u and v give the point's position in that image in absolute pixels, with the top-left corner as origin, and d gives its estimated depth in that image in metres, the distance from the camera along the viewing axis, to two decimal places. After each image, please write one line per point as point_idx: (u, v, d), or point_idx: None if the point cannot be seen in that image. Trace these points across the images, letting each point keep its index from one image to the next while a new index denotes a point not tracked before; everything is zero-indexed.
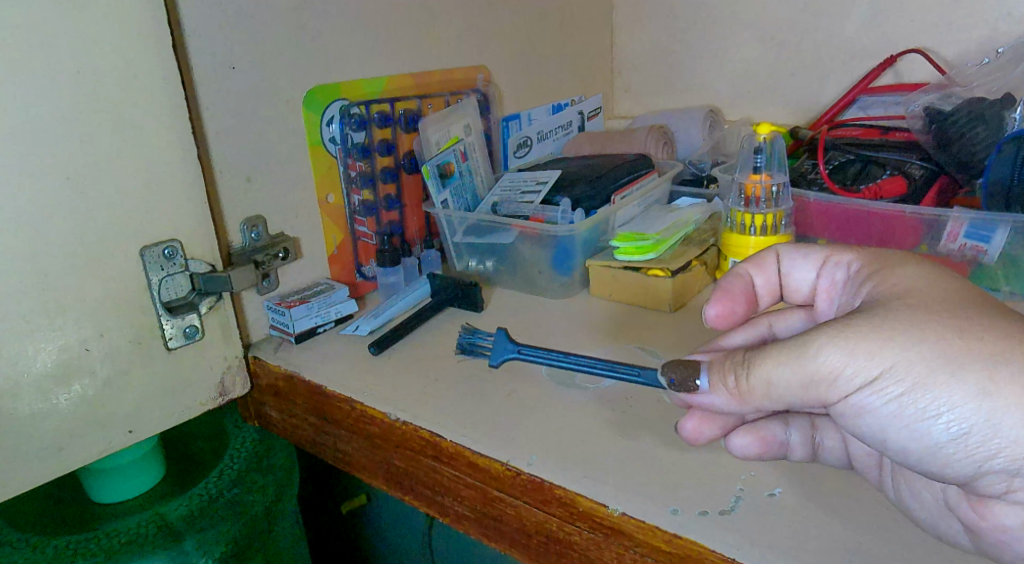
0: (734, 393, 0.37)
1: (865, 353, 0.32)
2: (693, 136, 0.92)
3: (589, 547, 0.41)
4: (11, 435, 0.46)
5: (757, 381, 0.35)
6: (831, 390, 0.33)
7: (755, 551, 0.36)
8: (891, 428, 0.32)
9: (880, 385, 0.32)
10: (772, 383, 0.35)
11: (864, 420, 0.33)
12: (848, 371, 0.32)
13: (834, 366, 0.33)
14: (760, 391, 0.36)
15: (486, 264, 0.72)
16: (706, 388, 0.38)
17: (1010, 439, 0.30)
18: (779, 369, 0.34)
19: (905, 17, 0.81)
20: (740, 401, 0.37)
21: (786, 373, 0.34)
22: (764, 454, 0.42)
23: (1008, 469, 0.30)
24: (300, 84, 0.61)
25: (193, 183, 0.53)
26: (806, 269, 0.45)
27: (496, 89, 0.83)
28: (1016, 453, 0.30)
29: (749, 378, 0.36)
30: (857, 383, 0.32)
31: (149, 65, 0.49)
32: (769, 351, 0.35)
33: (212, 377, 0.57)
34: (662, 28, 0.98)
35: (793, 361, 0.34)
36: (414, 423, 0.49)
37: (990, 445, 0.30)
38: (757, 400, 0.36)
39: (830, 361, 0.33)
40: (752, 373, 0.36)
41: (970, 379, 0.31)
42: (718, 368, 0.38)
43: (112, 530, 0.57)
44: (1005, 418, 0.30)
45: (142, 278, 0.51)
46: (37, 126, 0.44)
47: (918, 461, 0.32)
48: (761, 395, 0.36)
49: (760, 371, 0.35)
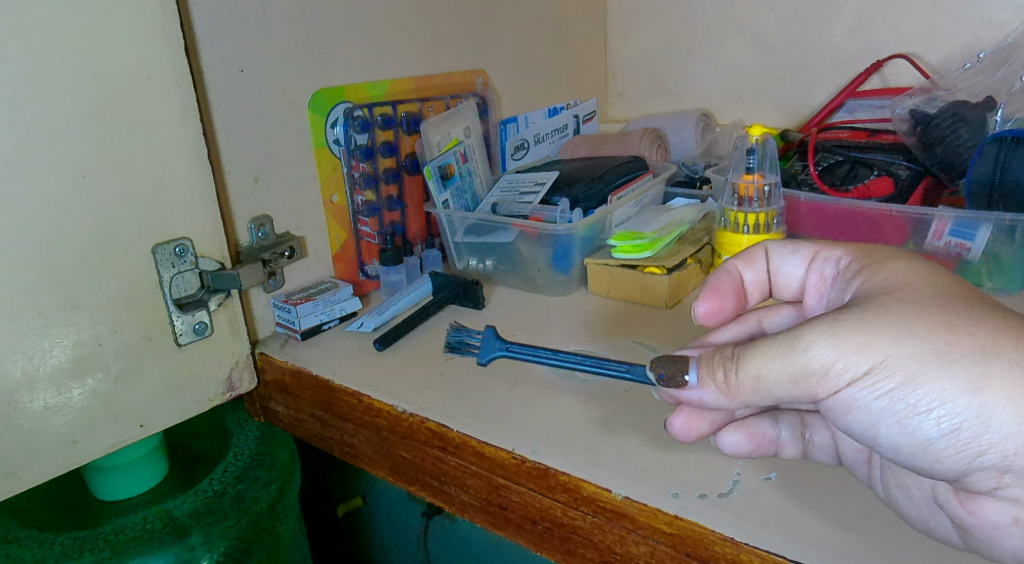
0: (722, 387, 0.38)
1: (856, 348, 0.34)
2: (686, 139, 0.94)
3: (592, 531, 0.43)
4: (27, 429, 0.47)
5: (746, 375, 0.37)
6: (821, 384, 0.35)
7: (751, 531, 0.38)
8: (882, 423, 0.34)
9: (871, 380, 0.34)
10: (761, 377, 0.36)
11: (854, 414, 0.35)
12: (838, 364, 0.34)
13: (824, 359, 0.35)
14: (749, 386, 0.37)
15: (486, 263, 0.74)
16: (694, 382, 0.40)
17: (1000, 435, 0.31)
18: (768, 364, 0.36)
19: (891, 23, 0.83)
20: (729, 396, 0.39)
21: (775, 367, 0.36)
22: (754, 451, 0.43)
23: (997, 465, 0.32)
24: (306, 87, 0.63)
25: (204, 183, 0.54)
26: (795, 264, 0.47)
27: (494, 92, 0.85)
28: (1005, 448, 0.31)
29: (738, 372, 0.37)
30: (847, 377, 0.34)
31: (163, 68, 0.50)
32: (759, 345, 0.37)
33: (221, 372, 0.58)
34: (655, 33, 1.00)
35: (783, 356, 0.36)
36: (421, 415, 0.50)
37: (980, 441, 0.32)
38: (745, 394, 0.38)
39: (820, 355, 0.35)
40: (740, 368, 0.37)
41: (962, 374, 0.32)
42: (706, 363, 0.40)
43: (118, 527, 0.58)
44: (995, 414, 0.31)
45: (153, 275, 0.52)
46: (56, 128, 0.46)
47: (908, 456, 0.34)
48: (749, 390, 0.37)
49: (749, 365, 0.37)
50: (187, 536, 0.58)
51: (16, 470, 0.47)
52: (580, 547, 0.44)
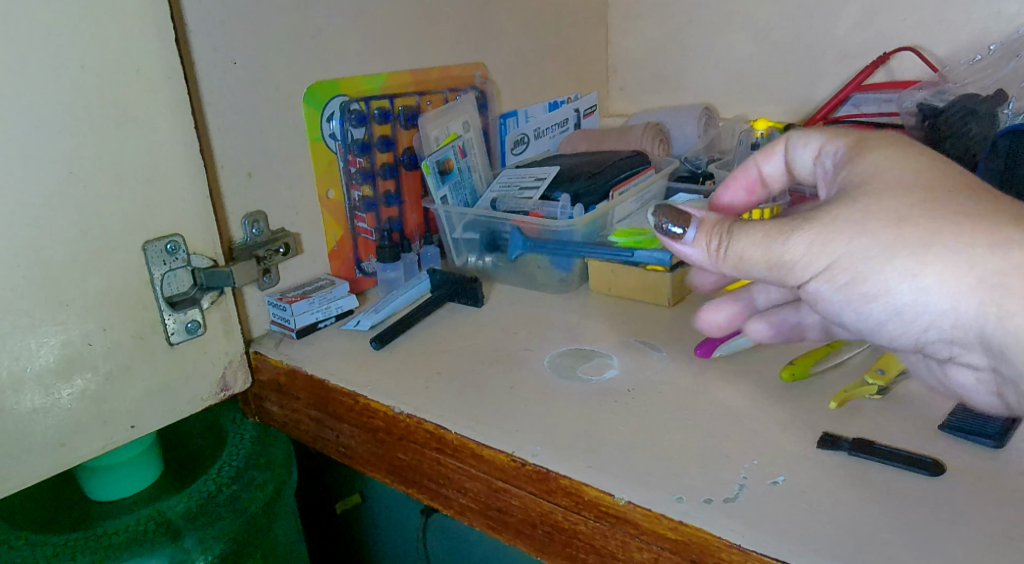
0: (712, 252, 0.42)
1: (819, 246, 0.38)
2: (688, 132, 0.92)
3: (594, 536, 0.42)
4: (12, 431, 0.46)
5: (732, 253, 0.41)
6: (791, 273, 0.39)
7: (759, 538, 0.37)
8: (844, 311, 0.39)
9: (828, 276, 0.38)
10: (743, 259, 0.41)
11: (822, 301, 0.40)
12: (804, 258, 0.38)
13: (797, 253, 0.38)
14: (732, 262, 0.41)
15: (486, 260, 0.73)
16: (687, 240, 0.43)
17: (934, 314, 0.36)
18: (753, 250, 0.40)
19: (897, 15, 0.82)
20: (716, 261, 0.42)
21: (757, 253, 0.40)
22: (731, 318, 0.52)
23: (941, 339, 0.38)
24: (301, 80, 0.61)
25: (195, 178, 0.53)
26: (805, 155, 0.46)
27: (493, 85, 0.83)
28: (940, 322, 0.37)
29: (727, 248, 0.41)
30: (811, 273, 0.39)
31: (153, 60, 0.49)
32: (741, 243, 0.40)
33: (214, 372, 0.57)
34: (656, 27, 0.98)
35: (765, 245, 0.39)
36: (417, 416, 0.49)
37: (919, 317, 0.37)
38: (729, 265, 0.41)
39: (793, 250, 0.38)
40: (730, 244, 0.41)
41: (902, 263, 0.36)
42: (704, 228, 0.42)
43: (111, 529, 0.56)
44: (933, 294, 0.36)
45: (144, 272, 0.51)
46: (42, 121, 0.44)
47: (866, 331, 0.40)
48: (733, 265, 0.41)
49: (737, 254, 0.41)
50: (181, 538, 0.57)
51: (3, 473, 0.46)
52: (581, 553, 0.43)
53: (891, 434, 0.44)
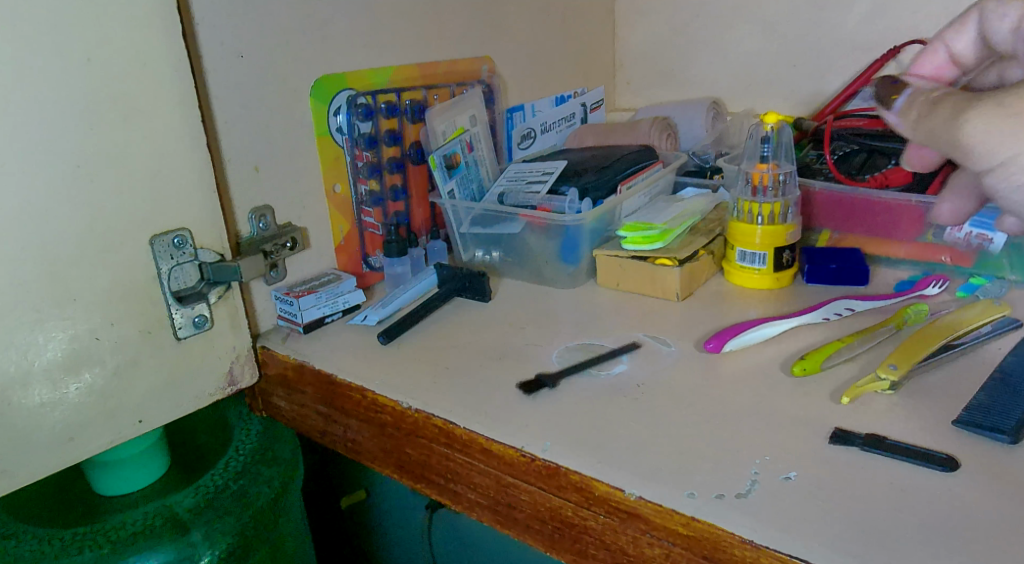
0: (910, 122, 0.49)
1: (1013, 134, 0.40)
2: (697, 127, 0.92)
3: (605, 531, 0.42)
4: (21, 425, 0.46)
5: (925, 122, 0.47)
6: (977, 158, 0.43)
7: (772, 533, 0.36)
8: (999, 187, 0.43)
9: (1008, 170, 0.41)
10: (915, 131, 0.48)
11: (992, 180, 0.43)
12: (993, 140, 0.41)
13: (976, 133, 0.42)
14: (919, 130, 0.48)
15: (492, 254, 0.73)
16: (895, 109, 0.51)
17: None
18: (943, 116, 0.45)
19: (908, 9, 0.81)
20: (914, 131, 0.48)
21: (937, 124, 0.45)
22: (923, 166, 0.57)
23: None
24: (308, 74, 0.61)
25: (203, 173, 0.53)
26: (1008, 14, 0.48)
27: (500, 79, 0.83)
28: None
29: (927, 112, 0.47)
30: (999, 161, 0.41)
31: (161, 54, 0.49)
32: (939, 113, 0.45)
33: (221, 366, 0.57)
34: (664, 21, 0.98)
35: (962, 114, 0.43)
36: (426, 411, 0.49)
37: None
38: (923, 131, 0.47)
39: (976, 131, 0.42)
40: (929, 110, 0.46)
41: None
42: (914, 101, 0.49)
43: (118, 524, 0.56)
44: None
45: (151, 266, 0.51)
46: (49, 115, 0.44)
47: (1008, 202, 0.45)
48: (927, 131, 0.47)
49: (934, 118, 0.46)
50: (188, 533, 0.56)
51: (11, 468, 0.46)
52: (591, 548, 0.43)
53: (904, 430, 0.44)
